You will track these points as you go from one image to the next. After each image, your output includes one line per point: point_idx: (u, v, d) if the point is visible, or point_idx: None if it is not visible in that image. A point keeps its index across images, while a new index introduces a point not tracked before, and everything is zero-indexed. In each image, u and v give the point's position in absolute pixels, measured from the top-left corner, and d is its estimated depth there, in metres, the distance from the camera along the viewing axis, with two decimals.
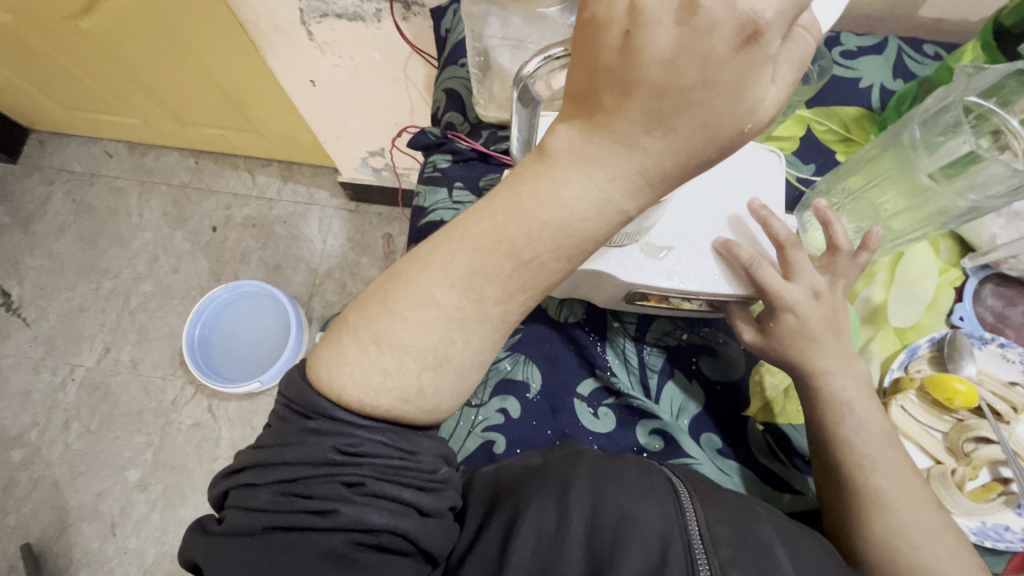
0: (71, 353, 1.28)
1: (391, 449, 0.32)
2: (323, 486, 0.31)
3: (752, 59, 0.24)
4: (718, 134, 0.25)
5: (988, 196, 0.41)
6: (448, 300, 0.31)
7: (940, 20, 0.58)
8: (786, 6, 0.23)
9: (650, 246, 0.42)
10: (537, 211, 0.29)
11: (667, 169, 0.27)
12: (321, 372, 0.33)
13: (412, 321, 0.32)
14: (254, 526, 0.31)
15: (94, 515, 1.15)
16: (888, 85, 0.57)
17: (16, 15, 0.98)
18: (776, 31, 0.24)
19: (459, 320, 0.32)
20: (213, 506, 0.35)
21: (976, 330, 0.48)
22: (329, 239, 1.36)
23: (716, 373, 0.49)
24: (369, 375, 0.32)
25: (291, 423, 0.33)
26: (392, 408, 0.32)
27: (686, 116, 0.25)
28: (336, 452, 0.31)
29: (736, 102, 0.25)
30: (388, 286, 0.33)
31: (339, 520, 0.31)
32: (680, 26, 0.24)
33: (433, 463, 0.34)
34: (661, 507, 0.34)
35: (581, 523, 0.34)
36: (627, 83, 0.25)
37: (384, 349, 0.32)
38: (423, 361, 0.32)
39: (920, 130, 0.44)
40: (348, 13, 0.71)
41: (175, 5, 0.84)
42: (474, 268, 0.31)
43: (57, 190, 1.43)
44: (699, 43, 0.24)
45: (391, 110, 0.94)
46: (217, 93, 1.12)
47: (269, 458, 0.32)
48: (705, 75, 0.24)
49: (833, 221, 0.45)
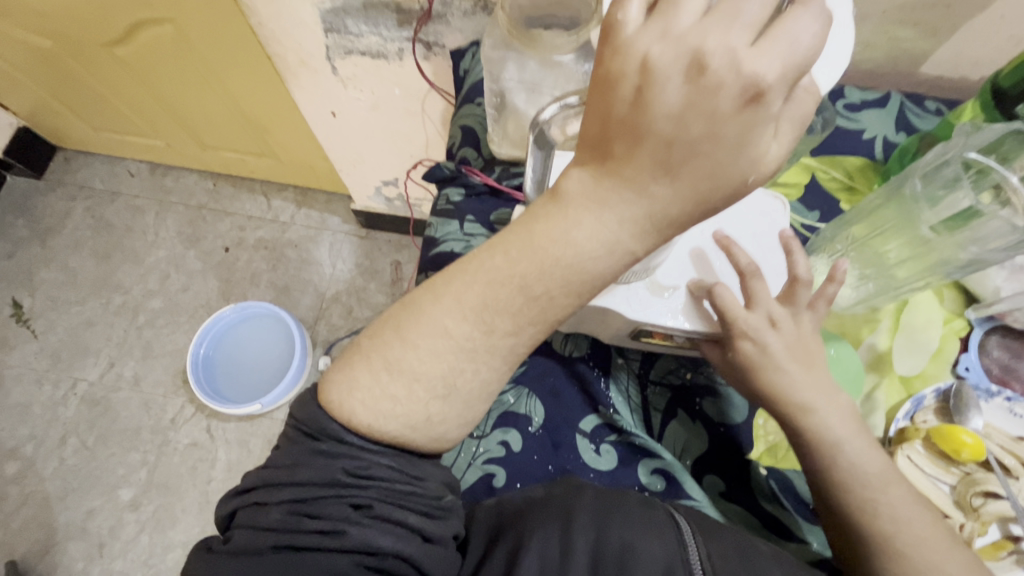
0: (75, 367, 1.28)
1: (398, 472, 0.33)
2: (332, 507, 0.31)
3: (755, 117, 0.25)
4: (723, 182, 0.27)
5: (988, 250, 0.42)
6: (458, 330, 0.32)
7: (941, 78, 0.61)
8: (788, 70, 0.24)
9: (656, 284, 0.44)
10: (549, 247, 0.30)
11: (676, 213, 0.28)
12: (332, 396, 0.33)
13: (423, 350, 0.32)
14: (262, 545, 0.30)
15: (82, 534, 1.13)
16: (891, 137, 0.59)
17: (57, 40, 1.04)
18: (777, 92, 0.25)
19: (469, 350, 0.32)
20: (220, 528, 0.35)
21: (982, 383, 0.48)
22: (339, 263, 1.38)
23: (719, 415, 0.49)
24: (380, 401, 0.32)
25: (300, 445, 0.33)
26: (400, 435, 0.33)
27: (692, 165, 0.26)
28: (344, 474, 0.32)
29: (739, 155, 0.26)
30: (402, 314, 0.34)
31: (347, 541, 0.30)
32: (688, 84, 0.25)
33: (438, 490, 0.34)
34: (664, 543, 0.33)
35: (586, 557, 0.33)
36: (637, 133, 0.26)
37: (394, 376, 0.33)
38: (432, 390, 0.33)
39: (921, 183, 0.46)
40: (371, 50, 0.74)
41: (209, 38, 0.89)
42: (486, 300, 0.32)
43: (78, 207, 1.46)
44: (705, 101, 0.25)
45: (407, 142, 0.97)
46: (241, 120, 1.17)
47: (280, 478, 0.32)
48: (710, 128, 0.25)
49: (796, 249, 0.44)
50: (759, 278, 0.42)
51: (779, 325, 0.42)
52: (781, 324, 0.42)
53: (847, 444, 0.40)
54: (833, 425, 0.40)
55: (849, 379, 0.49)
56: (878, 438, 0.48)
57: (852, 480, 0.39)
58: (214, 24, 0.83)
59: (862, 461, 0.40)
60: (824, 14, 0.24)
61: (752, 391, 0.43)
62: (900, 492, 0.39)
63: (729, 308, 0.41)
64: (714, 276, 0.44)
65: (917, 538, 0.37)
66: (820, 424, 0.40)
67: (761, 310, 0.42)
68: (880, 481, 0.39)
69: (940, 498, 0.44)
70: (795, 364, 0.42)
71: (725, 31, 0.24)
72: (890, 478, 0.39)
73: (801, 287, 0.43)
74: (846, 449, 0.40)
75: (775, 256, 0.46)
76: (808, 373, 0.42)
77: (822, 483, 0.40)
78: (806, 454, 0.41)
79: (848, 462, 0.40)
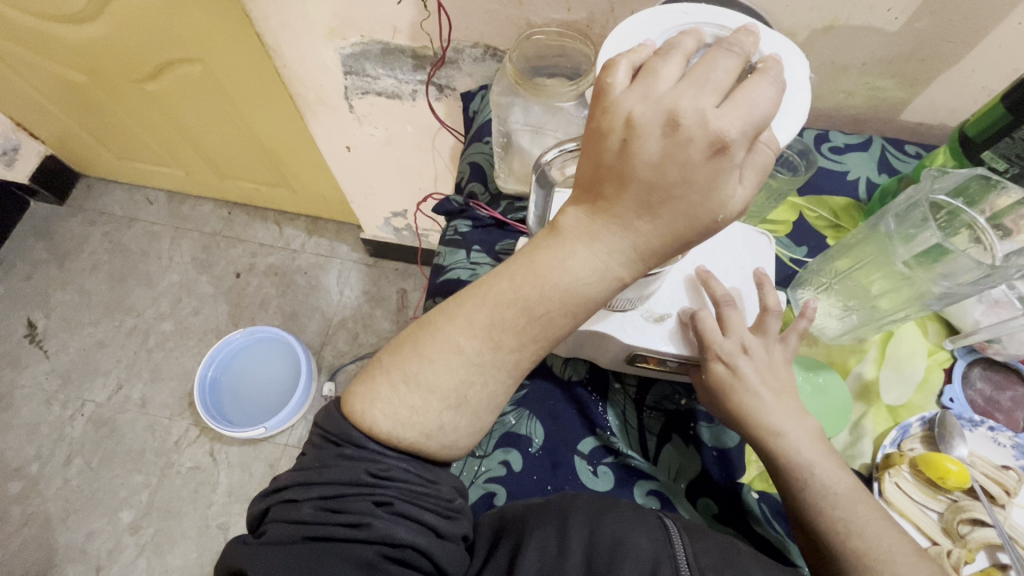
0: (84, 388, 1.30)
1: (415, 475, 0.35)
2: (356, 503, 0.33)
3: (722, 166, 0.28)
4: (698, 220, 0.30)
5: (959, 284, 0.44)
6: (470, 347, 0.35)
7: (920, 124, 0.65)
8: (747, 128, 0.28)
9: (650, 312, 0.47)
10: (549, 273, 0.33)
11: (659, 244, 0.31)
12: (354, 408, 0.36)
13: (437, 364, 0.35)
14: (294, 536, 0.32)
15: (81, 556, 1.13)
16: (874, 178, 0.63)
17: (92, 77, 1.11)
18: (739, 145, 0.28)
19: (479, 365, 0.35)
20: (251, 528, 0.37)
21: (965, 412, 0.50)
22: (346, 290, 1.41)
23: (713, 438, 0.51)
24: (397, 411, 0.35)
25: (326, 450, 0.36)
26: (414, 442, 0.35)
27: (671, 203, 0.30)
28: (368, 474, 0.34)
29: (709, 198, 0.29)
30: (418, 334, 0.37)
31: (371, 532, 0.33)
32: (665, 138, 0.29)
33: (450, 493, 0.37)
34: (654, 543, 0.36)
35: (580, 550, 0.36)
36: (623, 179, 0.30)
37: (412, 388, 0.35)
38: (445, 400, 0.35)
39: (895, 222, 0.49)
40: (387, 91, 0.80)
41: (235, 76, 0.95)
42: (494, 320, 0.35)
43: (97, 232, 1.51)
44: (679, 152, 0.29)
45: (418, 176, 1.02)
46: (259, 153, 1.23)
47: (309, 478, 0.34)
48: (684, 175, 0.29)
49: (768, 285, 0.47)
50: (733, 308, 0.46)
51: (762, 353, 0.45)
52: (757, 352, 0.45)
53: (817, 466, 0.42)
54: (803, 447, 0.42)
55: (837, 407, 0.51)
56: (866, 464, 0.49)
57: (836, 499, 0.41)
58: (241, 64, 0.89)
59: (831, 480, 0.41)
60: (778, 84, 0.29)
61: (727, 414, 0.46)
62: (869, 511, 0.41)
63: (708, 334, 0.44)
64: (701, 305, 0.47)
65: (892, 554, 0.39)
66: (793, 446, 0.43)
67: (736, 337, 0.45)
68: (858, 498, 0.41)
69: (927, 524, 0.46)
70: (774, 388, 0.44)
71: (697, 91, 0.29)
72: (860, 495, 0.41)
73: (772, 318, 0.46)
74: (820, 471, 0.42)
75: (752, 292, 0.48)
76: (790, 398, 0.44)
77: (799, 503, 0.42)
78: (780, 477, 0.43)
79: (828, 482, 0.41)
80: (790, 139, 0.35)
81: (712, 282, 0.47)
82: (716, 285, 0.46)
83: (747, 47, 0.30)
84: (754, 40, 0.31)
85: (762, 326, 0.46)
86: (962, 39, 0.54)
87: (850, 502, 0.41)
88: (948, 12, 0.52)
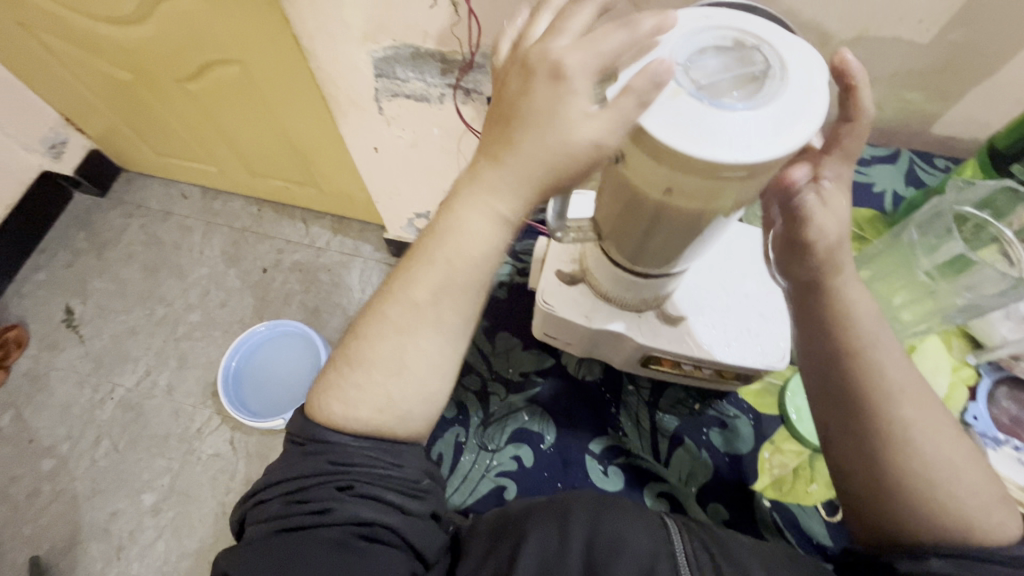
0: (115, 372, 1.35)
1: (376, 458, 0.40)
2: (319, 491, 0.39)
3: (563, 90, 0.33)
4: (558, 141, 0.33)
5: (984, 295, 0.44)
6: (395, 312, 0.41)
7: (951, 138, 0.64)
8: (590, 61, 0.32)
9: (667, 313, 0.48)
10: (448, 228, 0.39)
11: (534, 174, 0.35)
12: (311, 401, 0.42)
13: (372, 339, 0.41)
14: (267, 530, 0.39)
15: (104, 535, 1.18)
16: (901, 190, 0.65)
17: (137, 75, 1.17)
18: (581, 74, 0.32)
19: (406, 330, 0.41)
20: (235, 525, 0.43)
21: (989, 431, 0.49)
22: (367, 288, 1.44)
23: (726, 445, 0.51)
24: (347, 391, 0.41)
25: (292, 449, 0.41)
26: (372, 419, 0.40)
27: (529, 130, 0.34)
28: (329, 463, 0.39)
29: (561, 121, 0.33)
30: (361, 320, 0.43)
31: (334, 516, 0.38)
32: (527, 82, 0.34)
33: (417, 474, 0.42)
34: (652, 534, 0.41)
35: (581, 541, 0.40)
36: (498, 123, 0.35)
37: (354, 368, 0.41)
38: (386, 371, 0.40)
39: (917, 232, 0.49)
40: (415, 94, 0.82)
41: (270, 77, 0.98)
42: (408, 279, 0.41)
43: (133, 223, 1.58)
44: (534, 88, 0.33)
45: (442, 178, 1.04)
46: (290, 150, 1.26)
47: (276, 476, 0.40)
48: (534, 103, 0.33)
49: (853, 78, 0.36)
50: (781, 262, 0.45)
51: (839, 211, 0.41)
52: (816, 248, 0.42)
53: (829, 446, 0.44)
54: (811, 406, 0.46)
55: None
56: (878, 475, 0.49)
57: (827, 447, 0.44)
58: (276, 65, 0.93)
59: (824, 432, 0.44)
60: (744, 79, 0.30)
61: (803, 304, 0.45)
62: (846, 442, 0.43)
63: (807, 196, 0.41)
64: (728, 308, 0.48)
65: (907, 504, 0.39)
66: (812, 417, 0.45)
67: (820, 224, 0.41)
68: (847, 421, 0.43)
69: None
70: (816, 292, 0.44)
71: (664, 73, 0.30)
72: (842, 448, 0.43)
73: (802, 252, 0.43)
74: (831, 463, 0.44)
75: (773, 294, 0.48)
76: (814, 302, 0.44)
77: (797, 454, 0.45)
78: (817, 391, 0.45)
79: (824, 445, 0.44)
80: (780, 155, 0.28)
81: (853, 97, 0.37)
82: (857, 102, 0.38)
83: (751, 57, 0.31)
84: (764, 57, 0.31)
85: (805, 187, 0.41)
86: (997, 51, 0.53)
87: (863, 441, 0.41)
88: (983, 22, 0.51)
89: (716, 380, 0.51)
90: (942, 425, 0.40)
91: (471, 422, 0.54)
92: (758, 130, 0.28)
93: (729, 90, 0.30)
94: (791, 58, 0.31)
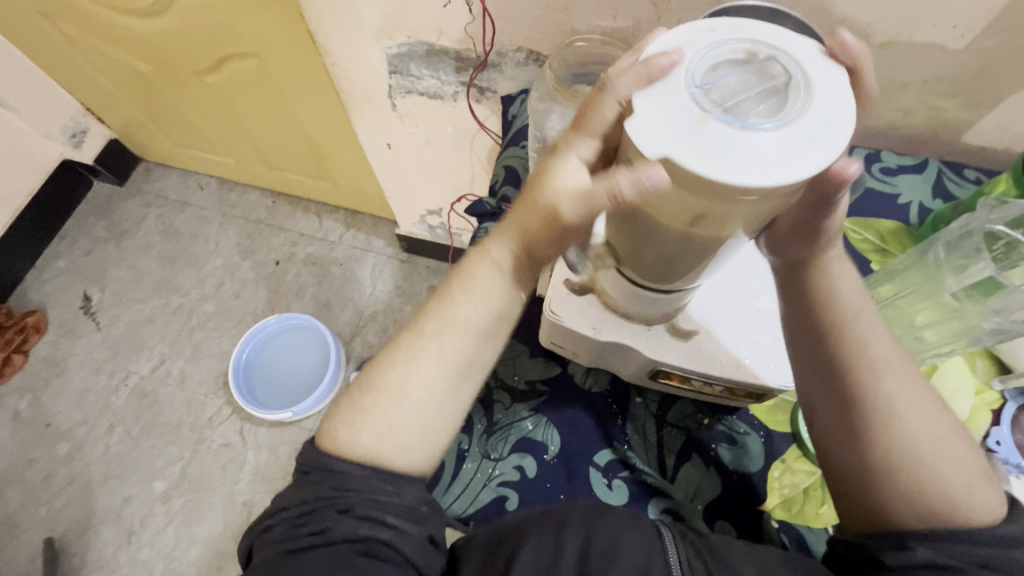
0: (130, 360, 1.38)
1: (375, 483, 0.40)
2: (320, 513, 0.39)
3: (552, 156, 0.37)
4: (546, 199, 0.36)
5: (1013, 320, 0.43)
6: (406, 344, 0.43)
7: (984, 148, 0.61)
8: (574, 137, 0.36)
9: (679, 329, 0.47)
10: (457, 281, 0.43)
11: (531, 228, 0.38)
12: (320, 425, 0.43)
13: (383, 366, 0.43)
14: (270, 552, 0.39)
15: (116, 519, 1.20)
16: (927, 203, 0.61)
17: (157, 67, 1.18)
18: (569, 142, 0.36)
19: (411, 359, 0.43)
20: (244, 562, 0.43)
21: (1012, 459, 0.46)
22: (379, 284, 1.44)
23: (734, 462, 0.49)
24: (352, 415, 0.42)
25: (296, 477, 0.42)
26: (371, 446, 0.41)
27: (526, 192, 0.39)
28: (329, 488, 0.40)
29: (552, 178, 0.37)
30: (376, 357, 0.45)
31: (333, 535, 0.38)
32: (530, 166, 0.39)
33: (414, 501, 0.41)
34: (644, 539, 0.40)
35: (575, 550, 0.40)
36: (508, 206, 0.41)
37: (366, 392, 0.43)
38: (390, 397, 0.42)
39: (945, 250, 0.48)
40: (429, 91, 0.80)
41: (286, 71, 0.98)
42: (420, 319, 0.44)
43: (151, 213, 1.60)
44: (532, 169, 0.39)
45: (455, 175, 1.03)
46: (305, 144, 1.26)
47: (281, 502, 0.41)
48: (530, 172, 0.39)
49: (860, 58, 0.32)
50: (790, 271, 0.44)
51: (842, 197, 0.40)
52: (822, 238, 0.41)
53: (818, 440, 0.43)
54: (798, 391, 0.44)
55: None
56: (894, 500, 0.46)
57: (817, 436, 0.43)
58: (292, 59, 0.93)
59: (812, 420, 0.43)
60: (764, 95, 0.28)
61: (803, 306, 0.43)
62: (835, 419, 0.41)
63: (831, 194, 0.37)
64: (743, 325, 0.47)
65: (896, 486, 0.38)
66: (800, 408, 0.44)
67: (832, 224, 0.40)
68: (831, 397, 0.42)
69: None
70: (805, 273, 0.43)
71: (683, 95, 0.28)
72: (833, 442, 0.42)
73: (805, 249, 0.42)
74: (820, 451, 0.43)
75: None
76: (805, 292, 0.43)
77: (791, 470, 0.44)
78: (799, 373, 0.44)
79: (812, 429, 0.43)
80: (812, 174, 0.27)
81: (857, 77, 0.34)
82: (865, 87, 0.35)
83: (767, 70, 0.29)
84: (784, 70, 0.29)
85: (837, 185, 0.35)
86: None
87: (847, 420, 0.40)
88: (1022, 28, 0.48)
89: (728, 397, 0.49)
90: (926, 398, 0.40)
91: (474, 430, 0.53)
92: (788, 143, 0.27)
93: (755, 106, 0.28)
94: (811, 68, 0.29)
